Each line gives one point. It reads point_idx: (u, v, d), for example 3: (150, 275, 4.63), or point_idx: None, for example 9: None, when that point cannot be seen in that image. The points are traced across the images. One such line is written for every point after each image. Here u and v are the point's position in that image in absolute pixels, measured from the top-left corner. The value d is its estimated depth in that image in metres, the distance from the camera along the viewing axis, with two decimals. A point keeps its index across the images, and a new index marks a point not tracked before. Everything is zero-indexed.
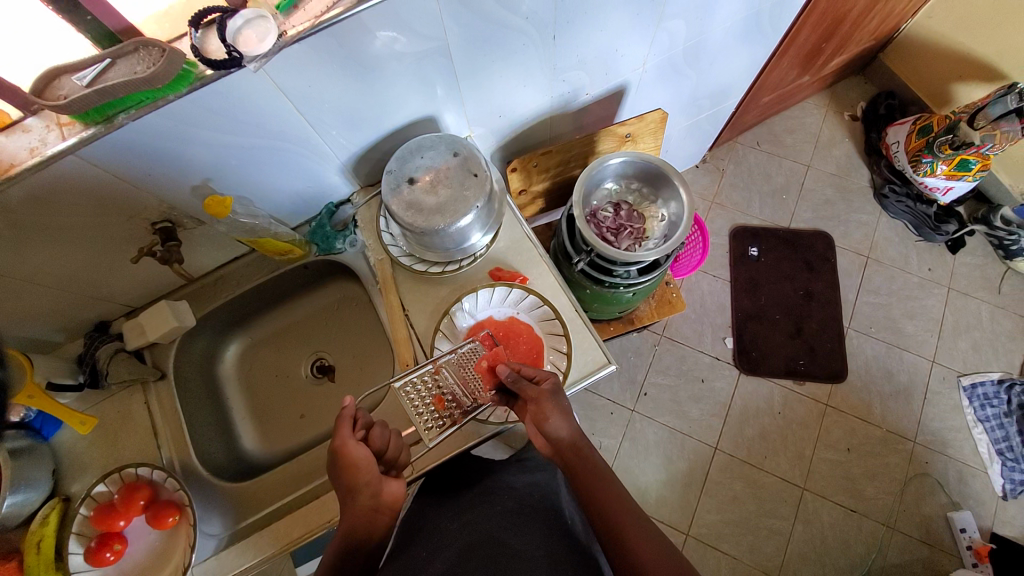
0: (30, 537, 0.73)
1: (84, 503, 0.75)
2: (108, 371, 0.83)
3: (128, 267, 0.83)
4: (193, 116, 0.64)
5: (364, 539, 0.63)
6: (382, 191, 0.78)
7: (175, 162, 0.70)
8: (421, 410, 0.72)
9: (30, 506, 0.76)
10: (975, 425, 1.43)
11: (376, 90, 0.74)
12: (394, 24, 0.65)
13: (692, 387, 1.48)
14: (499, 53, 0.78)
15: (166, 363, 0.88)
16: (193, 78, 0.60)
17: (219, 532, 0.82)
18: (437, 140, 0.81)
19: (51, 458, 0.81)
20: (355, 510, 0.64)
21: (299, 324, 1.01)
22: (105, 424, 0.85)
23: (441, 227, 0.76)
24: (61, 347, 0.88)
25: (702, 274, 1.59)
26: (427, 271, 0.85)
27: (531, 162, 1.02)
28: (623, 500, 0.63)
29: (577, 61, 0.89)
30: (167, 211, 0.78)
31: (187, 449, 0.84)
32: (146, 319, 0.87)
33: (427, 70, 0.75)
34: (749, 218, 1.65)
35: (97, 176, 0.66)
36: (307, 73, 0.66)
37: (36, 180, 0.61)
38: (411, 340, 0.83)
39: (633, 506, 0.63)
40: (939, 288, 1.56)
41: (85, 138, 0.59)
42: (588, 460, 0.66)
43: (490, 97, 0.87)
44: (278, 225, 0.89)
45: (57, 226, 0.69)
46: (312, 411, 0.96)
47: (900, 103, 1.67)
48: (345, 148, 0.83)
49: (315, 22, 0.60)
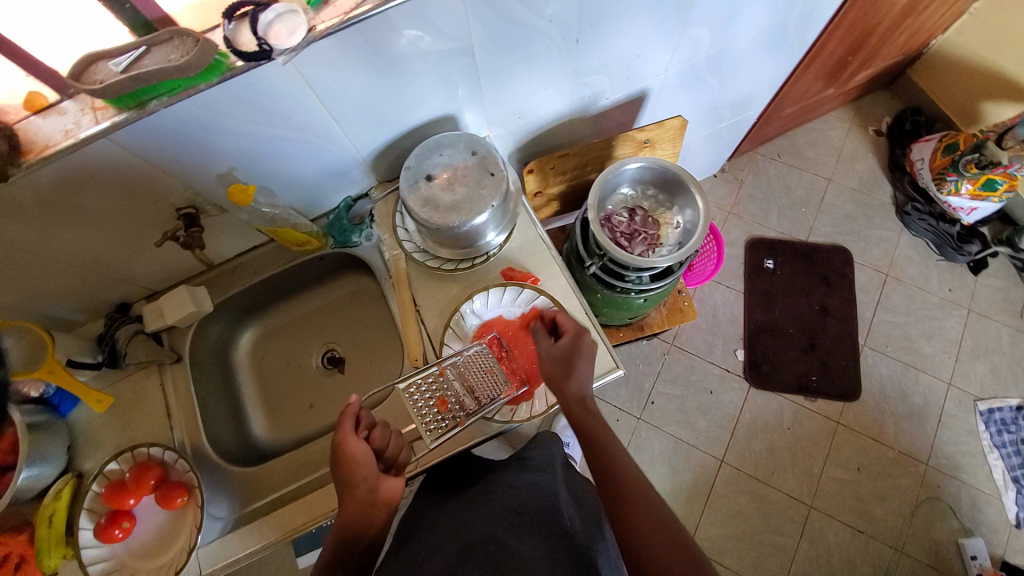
0: (43, 510, 0.76)
1: (96, 480, 0.77)
2: (125, 351, 0.85)
3: (150, 251, 0.85)
4: (222, 106, 0.65)
5: (364, 534, 0.65)
6: (400, 187, 0.79)
7: (203, 152, 0.72)
8: (424, 410, 0.73)
9: (44, 479, 0.79)
10: (991, 450, 1.40)
11: (400, 88, 0.75)
12: (420, 23, 0.66)
13: (700, 398, 1.47)
14: (522, 55, 0.79)
15: (181, 346, 0.90)
16: (224, 68, 0.61)
17: (225, 515, 0.82)
18: (456, 138, 0.82)
19: (66, 433, 0.84)
20: (352, 504, 0.65)
21: (310, 315, 1.02)
22: (119, 404, 0.87)
23: (456, 223, 0.77)
24: (81, 326, 0.91)
25: (714, 284, 1.58)
26: (440, 268, 0.86)
27: (547, 165, 1.03)
28: (662, 526, 0.58)
29: (599, 66, 0.89)
30: (190, 197, 0.79)
31: (197, 432, 0.86)
32: (165, 302, 0.88)
33: (450, 69, 0.76)
34: (766, 231, 1.63)
35: (126, 159, 0.67)
36: (336, 69, 0.67)
37: (67, 162, 0.63)
38: (421, 336, 0.84)
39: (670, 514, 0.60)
40: (959, 309, 1.53)
41: (117, 123, 0.61)
42: (613, 448, 0.65)
43: (511, 99, 0.88)
44: (297, 216, 0.89)
45: (83, 209, 0.71)
46: (320, 401, 0.97)
47: (927, 121, 1.65)
48: (366, 144, 0.84)
49: (344, 17, 0.61)
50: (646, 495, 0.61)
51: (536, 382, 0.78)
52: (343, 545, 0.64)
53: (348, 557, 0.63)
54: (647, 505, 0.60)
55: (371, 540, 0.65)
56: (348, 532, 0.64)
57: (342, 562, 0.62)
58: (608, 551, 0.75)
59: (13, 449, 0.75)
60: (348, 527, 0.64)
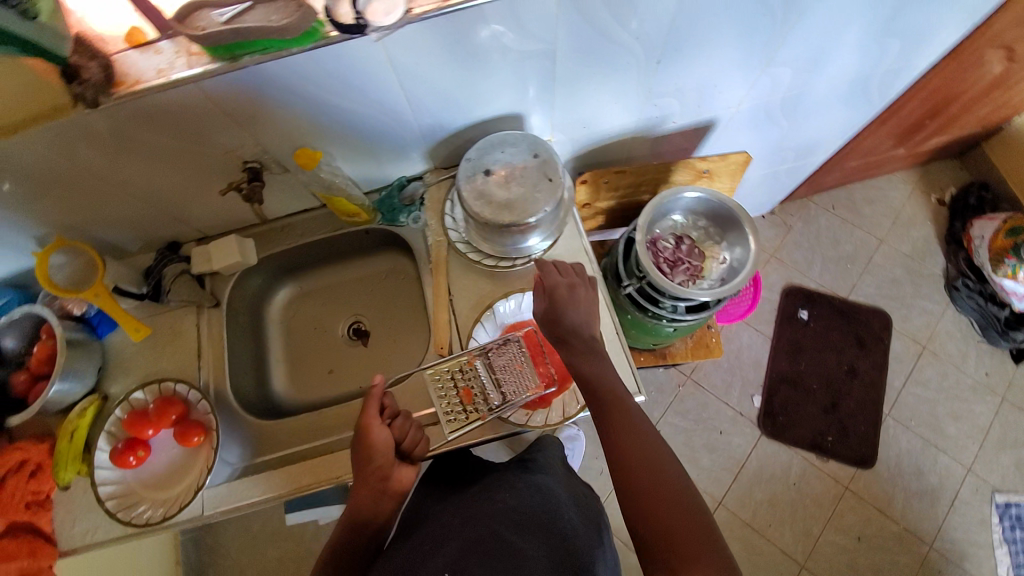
0: (67, 424, 0.82)
1: (121, 405, 0.81)
2: (170, 289, 0.88)
3: (209, 197, 0.88)
4: (308, 71, 0.67)
5: (372, 525, 0.70)
6: (458, 177, 0.80)
7: (279, 112, 0.73)
8: (450, 400, 0.77)
9: (73, 396, 0.84)
10: (1000, 545, 1.35)
11: (477, 80, 0.76)
12: (511, 21, 0.66)
13: (708, 436, 1.45)
14: (602, 67, 0.79)
15: (222, 293, 0.92)
16: (319, 36, 0.62)
17: (235, 462, 0.85)
18: (520, 139, 0.82)
19: (99, 355, 0.87)
20: (362, 497, 0.69)
21: (344, 285, 1.04)
22: (155, 336, 0.90)
23: (507, 222, 0.77)
24: (133, 256, 0.95)
25: (743, 325, 1.55)
26: (480, 262, 0.86)
27: (602, 178, 1.03)
28: (656, 475, 0.62)
29: (674, 89, 0.88)
30: (258, 152, 0.81)
31: (222, 377, 0.88)
32: (214, 248, 0.91)
33: (529, 70, 0.76)
34: (806, 281, 1.59)
35: (208, 107, 0.69)
36: (421, 53, 0.68)
37: (154, 99, 0.65)
38: (450, 325, 0.85)
39: (675, 473, 0.63)
40: (993, 396, 1.47)
41: (210, 71, 0.63)
42: (617, 401, 0.69)
43: (581, 108, 0.88)
44: (353, 187, 0.90)
45: (158, 147, 0.74)
46: (340, 369, 0.99)
47: (994, 198, 1.59)
48: (432, 130, 0.85)
49: (441, 4, 0.62)
50: (645, 448, 0.65)
51: (558, 392, 0.77)
52: (352, 529, 0.69)
53: (356, 541, 0.68)
54: (644, 459, 0.63)
55: (379, 527, 0.70)
56: (357, 519, 0.69)
57: (349, 546, 0.68)
58: (607, 554, 0.76)
59: (50, 359, 0.83)
60: (357, 515, 0.70)
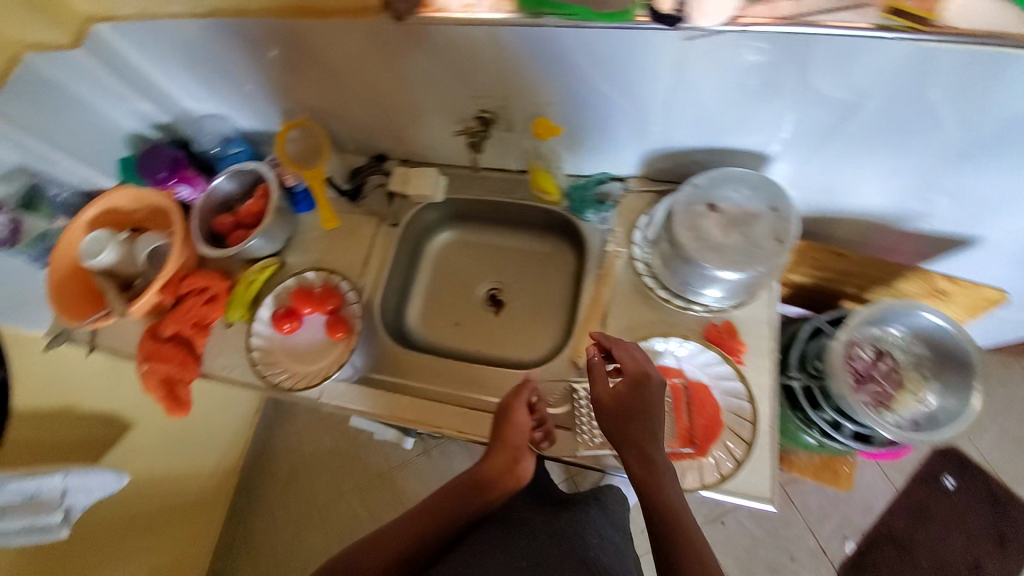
0: (249, 274, 0.94)
1: (295, 277, 0.93)
2: (367, 195, 1.00)
3: (430, 127, 0.91)
4: (593, 45, 0.64)
5: (485, 495, 0.71)
6: (677, 199, 0.75)
7: (538, 75, 0.72)
8: (588, 419, 0.77)
9: (262, 252, 0.95)
10: None
11: (749, 108, 0.69)
12: (830, 60, 0.59)
13: (775, 556, 1.29)
14: (894, 140, 0.68)
15: (403, 216, 0.99)
16: (629, 17, 0.58)
17: (358, 368, 0.90)
18: (762, 183, 0.73)
19: (290, 228, 0.98)
20: (495, 462, 0.72)
21: (501, 251, 1.06)
22: (337, 230, 0.98)
23: (711, 266, 0.70)
24: (345, 153, 1.03)
25: (870, 462, 1.34)
26: (654, 292, 0.80)
27: (814, 253, 0.93)
28: None
29: (961, 191, 0.74)
30: (497, 106, 0.81)
31: (376, 289, 0.94)
32: (414, 174, 0.97)
33: (811, 116, 0.68)
34: (973, 451, 1.32)
35: (483, 50, 0.70)
36: (715, 63, 0.63)
37: (444, 30, 0.67)
38: (595, 339, 0.81)
39: None
40: None
41: (510, 20, 0.62)
42: (677, 518, 0.59)
43: (835, 174, 0.78)
44: (559, 170, 0.91)
45: (418, 69, 0.77)
46: (467, 324, 1.01)
47: None
48: (667, 140, 0.80)
49: (777, 21, 0.56)
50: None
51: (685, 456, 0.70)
52: (466, 494, 0.71)
53: (462, 506, 0.70)
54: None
55: (490, 502, 0.72)
56: (477, 484, 0.72)
57: (457, 510, 0.70)
58: None
59: (256, 216, 0.96)
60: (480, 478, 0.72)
